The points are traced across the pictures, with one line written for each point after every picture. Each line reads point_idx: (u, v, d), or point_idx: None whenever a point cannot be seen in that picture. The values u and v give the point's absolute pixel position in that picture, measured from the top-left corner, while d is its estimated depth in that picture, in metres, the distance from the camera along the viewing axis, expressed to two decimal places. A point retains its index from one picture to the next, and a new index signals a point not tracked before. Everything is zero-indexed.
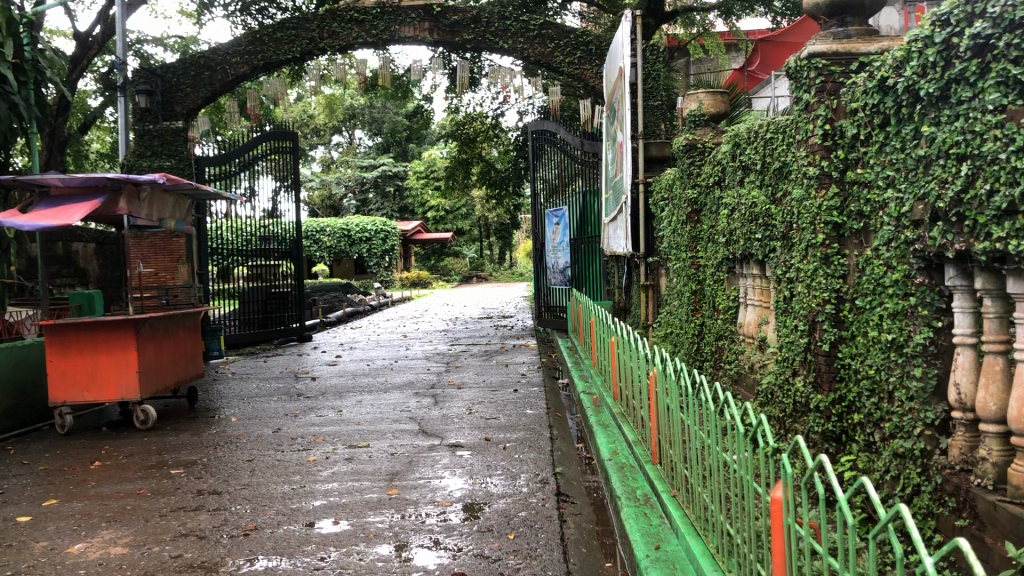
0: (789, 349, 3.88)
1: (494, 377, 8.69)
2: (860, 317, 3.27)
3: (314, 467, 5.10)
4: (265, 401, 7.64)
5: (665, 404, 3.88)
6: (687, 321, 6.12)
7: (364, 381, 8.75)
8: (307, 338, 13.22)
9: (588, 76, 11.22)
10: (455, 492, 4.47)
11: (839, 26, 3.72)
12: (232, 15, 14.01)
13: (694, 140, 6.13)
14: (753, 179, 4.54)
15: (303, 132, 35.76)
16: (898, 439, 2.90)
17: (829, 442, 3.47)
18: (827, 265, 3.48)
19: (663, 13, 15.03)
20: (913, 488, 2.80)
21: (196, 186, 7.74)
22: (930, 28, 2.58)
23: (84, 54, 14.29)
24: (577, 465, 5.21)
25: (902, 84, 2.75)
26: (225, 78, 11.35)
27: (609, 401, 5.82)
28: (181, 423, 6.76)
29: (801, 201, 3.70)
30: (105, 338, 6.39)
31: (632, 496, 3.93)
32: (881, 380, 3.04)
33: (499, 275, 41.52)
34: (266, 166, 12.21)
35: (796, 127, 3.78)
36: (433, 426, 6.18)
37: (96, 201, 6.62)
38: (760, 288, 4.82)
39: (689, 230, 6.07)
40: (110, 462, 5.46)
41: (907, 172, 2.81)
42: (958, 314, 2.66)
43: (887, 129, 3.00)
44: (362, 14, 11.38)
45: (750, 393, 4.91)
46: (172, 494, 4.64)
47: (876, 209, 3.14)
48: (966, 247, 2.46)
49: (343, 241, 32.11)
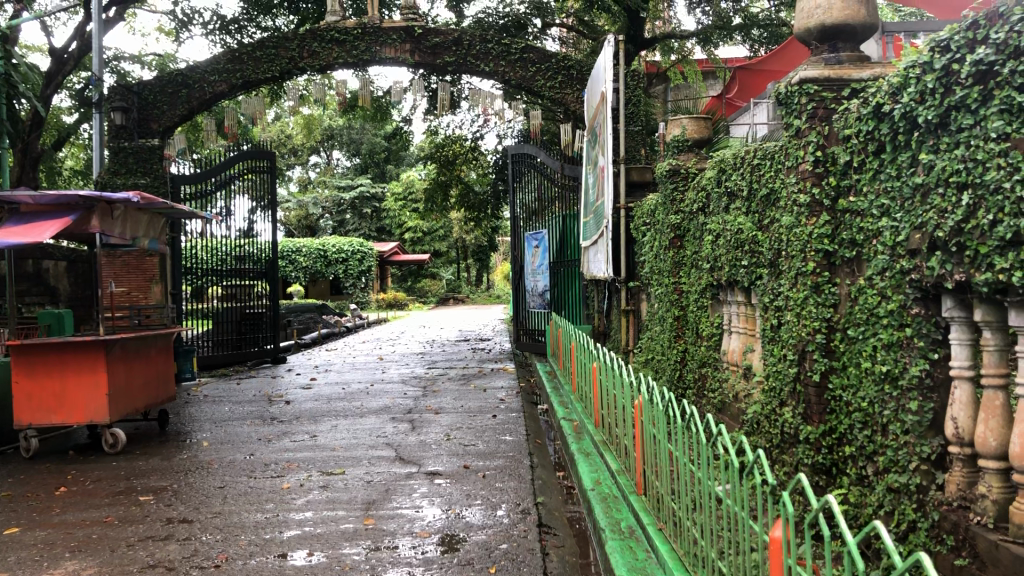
0: (777, 379, 3.81)
1: (473, 402, 8.55)
2: (852, 347, 3.21)
3: (288, 495, 4.96)
4: (237, 425, 7.47)
5: (651, 433, 3.79)
6: (669, 347, 6.04)
7: (339, 405, 8.60)
8: (281, 360, 13.04)
9: (569, 100, 11.25)
10: (434, 523, 4.34)
11: (831, 51, 3.67)
12: (212, 34, 13.92)
13: (677, 165, 6.13)
14: (739, 205, 4.48)
15: (281, 152, 35.63)
16: (892, 473, 2.83)
17: (818, 474, 3.40)
18: (817, 294, 3.43)
19: (643, 39, 15.11)
20: (908, 525, 2.72)
21: (172, 205, 7.61)
22: (929, 54, 2.54)
23: (59, 70, 14.11)
24: (558, 495, 5.10)
25: (899, 111, 2.71)
26: (203, 96, 11.23)
27: (590, 428, 5.71)
28: (152, 447, 6.59)
29: (791, 228, 3.64)
30: (74, 359, 6.22)
31: (617, 529, 3.84)
32: (875, 412, 2.97)
33: (476, 297, 41.41)
34: (243, 185, 12.10)
35: (786, 154, 3.73)
36: (411, 453, 6.06)
37: (69, 218, 6.46)
38: (745, 315, 4.76)
39: (671, 255, 6.02)
40: (76, 488, 5.28)
41: (903, 201, 2.76)
42: (955, 347, 2.59)
43: (881, 156, 2.95)
44: (343, 34, 11.30)
45: (735, 422, 4.84)
46: (140, 522, 4.48)
47: (869, 238, 3.09)
48: (966, 278, 2.40)
49: (319, 261, 31.90)
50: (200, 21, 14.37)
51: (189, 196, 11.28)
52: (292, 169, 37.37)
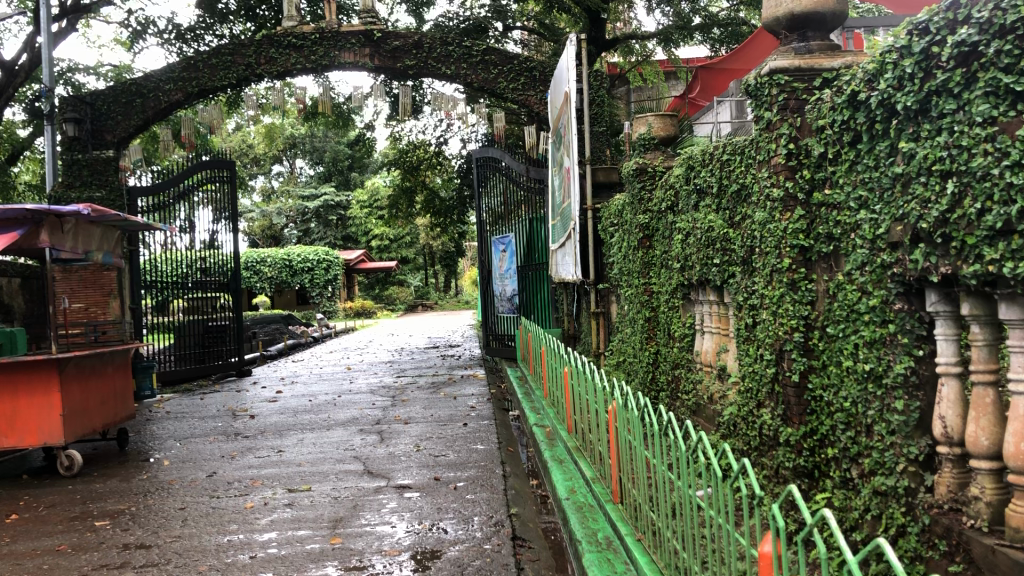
0: (753, 379, 3.70)
1: (442, 411, 8.36)
2: (831, 345, 3.10)
3: (252, 515, 4.77)
4: (200, 442, 7.23)
5: (626, 439, 3.65)
6: (640, 349, 5.90)
7: (306, 418, 8.38)
8: (246, 372, 12.76)
9: (533, 102, 11.14)
10: (404, 540, 4.18)
11: (800, 41, 3.55)
12: (168, 43, 13.60)
13: (645, 163, 5.97)
14: (709, 202, 4.37)
15: (243, 162, 35.24)
16: (879, 476, 2.72)
17: (801, 477, 3.28)
18: (794, 291, 3.32)
19: (606, 40, 15.05)
20: (897, 529, 2.61)
21: (125, 217, 7.38)
22: (907, 38, 2.43)
23: (10, 82, 13.79)
24: (532, 505, 4.95)
25: (875, 99, 2.61)
26: (158, 106, 10.98)
27: (563, 434, 5.57)
28: (110, 468, 6.35)
29: (764, 225, 3.52)
30: (25, 380, 5.98)
31: (594, 540, 3.70)
32: (858, 413, 2.86)
33: (445, 303, 41.17)
34: (203, 197, 11.82)
35: (757, 148, 3.62)
36: (379, 465, 5.89)
37: (17, 232, 6.21)
38: (718, 314, 4.64)
39: (641, 255, 5.89)
40: (28, 515, 5.05)
41: (882, 192, 2.66)
42: (941, 342, 2.48)
43: (857, 147, 2.86)
44: (300, 39, 11.09)
45: (711, 425, 4.71)
46: (95, 549, 4.28)
47: (847, 232, 2.98)
48: (952, 270, 2.29)
49: (283, 271, 31.50)
50: (155, 30, 14.11)
51: (148, 208, 11.03)
52: (255, 179, 36.87)
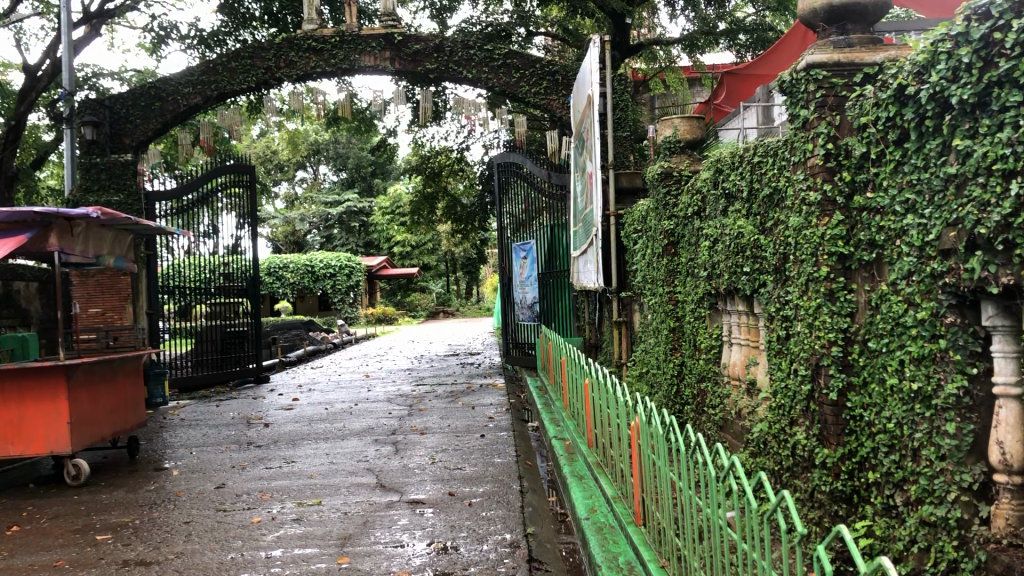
0: (785, 396, 3.47)
1: (460, 421, 8.16)
2: (873, 361, 2.88)
3: (258, 530, 4.59)
4: (212, 452, 7.05)
5: (650, 458, 3.41)
6: (664, 361, 5.66)
7: (321, 427, 8.20)
8: (264, 379, 12.58)
9: (555, 107, 10.87)
10: (414, 560, 3.97)
11: (839, 33, 3.34)
12: (191, 48, 13.68)
13: (669, 167, 5.72)
14: (739, 207, 4.12)
15: (267, 168, 35.34)
16: (927, 505, 2.48)
17: (838, 503, 3.05)
18: (832, 302, 3.08)
19: (630, 46, 14.85)
20: (948, 565, 2.38)
21: (136, 221, 7.25)
22: (964, 24, 2.22)
23: (33, 86, 13.64)
24: (549, 524, 4.76)
25: (926, 92, 2.39)
26: (177, 109, 10.86)
27: (583, 449, 5.35)
28: (118, 478, 6.19)
29: (800, 230, 3.29)
30: (33, 385, 5.83)
31: (614, 565, 3.48)
32: (904, 435, 2.62)
33: (466, 309, 40.99)
34: (228, 202, 11.64)
35: (792, 148, 3.39)
36: (392, 478, 5.70)
37: (25, 236, 6.07)
38: (747, 325, 4.41)
39: (665, 262, 5.65)
40: (30, 527, 4.89)
41: (932, 195, 2.43)
42: (1000, 360, 2.28)
43: (904, 146, 2.63)
44: (320, 43, 10.96)
45: (738, 441, 4.50)
46: (93, 566, 4.10)
47: (891, 238, 2.76)
48: (1016, 280, 2.08)
49: (306, 277, 31.49)
50: (178, 35, 14.11)
51: (166, 212, 10.76)
52: (278, 185, 36.92)
